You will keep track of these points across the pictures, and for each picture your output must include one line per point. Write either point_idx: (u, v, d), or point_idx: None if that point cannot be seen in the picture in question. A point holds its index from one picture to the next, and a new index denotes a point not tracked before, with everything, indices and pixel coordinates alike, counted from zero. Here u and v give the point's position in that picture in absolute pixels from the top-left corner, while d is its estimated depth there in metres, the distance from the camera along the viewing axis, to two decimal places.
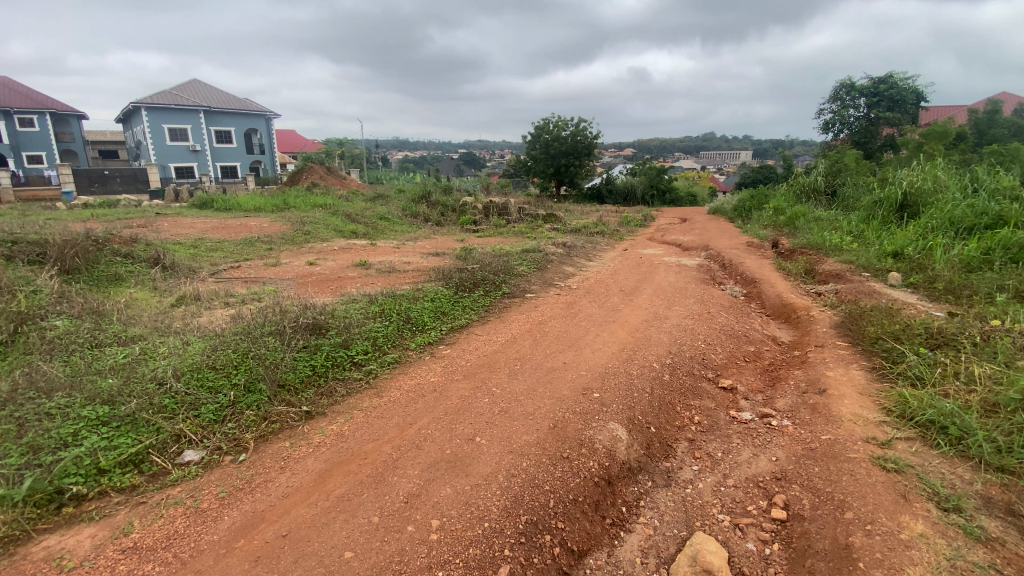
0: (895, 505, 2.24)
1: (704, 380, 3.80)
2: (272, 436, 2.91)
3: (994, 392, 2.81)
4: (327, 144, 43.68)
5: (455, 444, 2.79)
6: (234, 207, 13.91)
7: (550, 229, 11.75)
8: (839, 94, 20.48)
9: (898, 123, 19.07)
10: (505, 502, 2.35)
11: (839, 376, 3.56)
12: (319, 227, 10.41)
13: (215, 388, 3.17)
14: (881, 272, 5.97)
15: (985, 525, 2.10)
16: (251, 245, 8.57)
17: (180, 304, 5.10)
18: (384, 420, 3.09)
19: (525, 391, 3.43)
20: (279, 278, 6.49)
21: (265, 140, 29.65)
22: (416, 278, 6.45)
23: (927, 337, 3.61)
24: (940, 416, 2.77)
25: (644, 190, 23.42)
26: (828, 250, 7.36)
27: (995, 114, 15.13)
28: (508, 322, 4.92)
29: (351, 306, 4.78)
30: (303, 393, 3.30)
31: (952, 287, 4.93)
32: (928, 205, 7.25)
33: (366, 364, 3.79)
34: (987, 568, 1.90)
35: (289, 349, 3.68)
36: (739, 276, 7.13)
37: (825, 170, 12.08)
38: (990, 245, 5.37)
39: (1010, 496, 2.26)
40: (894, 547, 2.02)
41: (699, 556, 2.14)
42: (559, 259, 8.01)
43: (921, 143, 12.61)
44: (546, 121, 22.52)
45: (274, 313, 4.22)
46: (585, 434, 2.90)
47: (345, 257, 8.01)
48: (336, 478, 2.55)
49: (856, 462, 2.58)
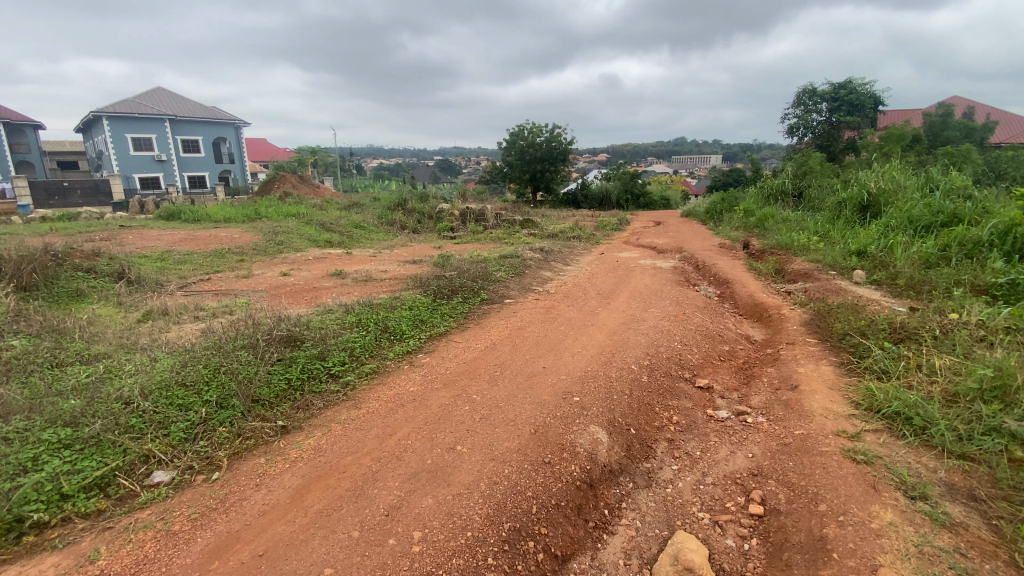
0: (865, 495, 2.31)
1: (681, 380, 3.86)
2: (246, 453, 2.84)
3: (954, 382, 2.95)
4: (300, 151, 43.09)
5: (435, 454, 2.76)
6: (203, 218, 13.53)
7: (527, 234, 11.83)
8: (802, 99, 21.02)
9: (858, 126, 19.78)
10: (488, 510, 2.33)
11: (810, 372, 3.67)
12: (292, 237, 10.23)
13: (186, 405, 3.08)
14: (846, 270, 6.18)
15: (949, 511, 2.19)
16: (221, 257, 8.36)
17: (147, 319, 4.93)
18: (362, 431, 3.05)
19: (505, 397, 3.42)
20: (251, 290, 6.36)
21: (234, 149, 29.02)
22: (394, 286, 6.38)
23: (891, 332, 3.74)
24: (905, 408, 2.88)
25: (618, 194, 23.74)
26: (796, 250, 7.58)
27: (948, 116, 15.85)
28: (488, 329, 4.92)
29: (327, 317, 4.70)
30: (278, 407, 3.23)
31: (913, 284, 5.13)
32: (887, 206, 7.54)
33: (343, 375, 3.73)
34: (953, 553, 1.97)
35: (263, 362, 3.59)
36: (712, 277, 7.30)
37: (793, 172, 12.46)
38: (945, 242, 5.61)
39: (972, 481, 2.36)
40: (865, 536, 2.09)
41: (681, 555, 2.16)
42: (537, 264, 8.06)
43: (880, 146, 13.13)
44: (519, 128, 22.64)
45: (247, 326, 4.11)
46: (566, 437, 2.91)
47: (320, 266, 7.89)
48: (315, 493, 2.50)
49: (827, 455, 2.66)
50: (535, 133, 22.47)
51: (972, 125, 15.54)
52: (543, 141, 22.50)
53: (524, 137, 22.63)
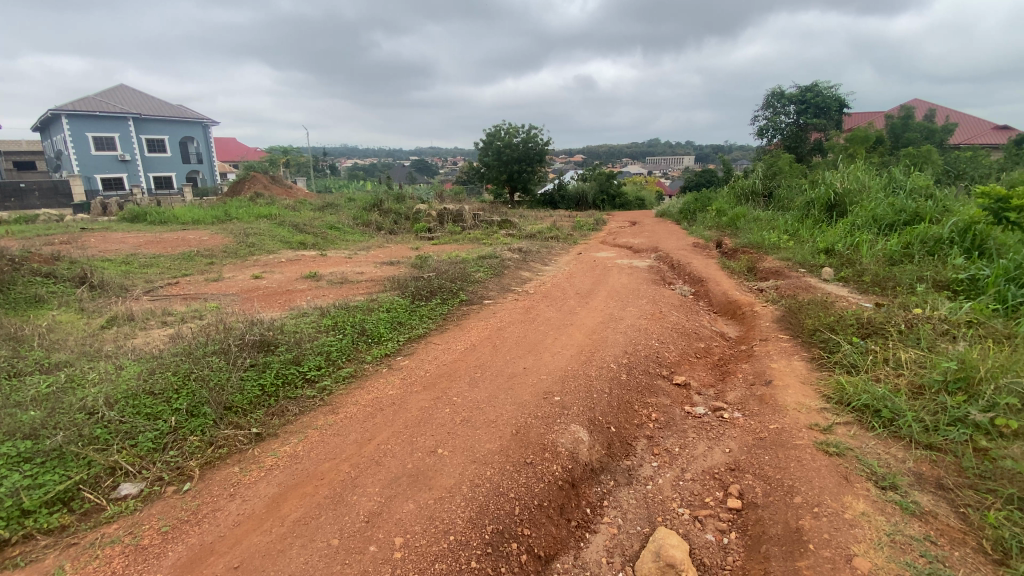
0: (838, 486, 2.38)
1: (659, 378, 3.91)
2: (219, 462, 2.76)
3: (919, 374, 3.06)
4: (271, 151, 42.18)
5: (416, 458, 2.73)
6: (170, 220, 13.11)
7: (505, 234, 11.83)
8: (770, 101, 21.56)
9: (824, 129, 20.41)
10: (470, 513, 2.31)
11: (783, 367, 3.76)
12: (265, 239, 10.00)
13: (154, 414, 2.97)
14: (815, 268, 6.37)
15: (918, 500, 2.27)
16: (190, 260, 8.10)
17: (111, 325, 4.74)
18: (340, 437, 2.99)
19: (486, 398, 3.40)
20: (222, 293, 6.18)
21: (203, 149, 28.21)
22: (370, 288, 6.29)
23: (859, 327, 3.87)
24: (873, 401, 2.97)
25: (595, 195, 23.97)
26: (767, 249, 7.77)
27: (909, 119, 16.49)
28: (467, 330, 4.89)
29: (302, 320, 4.60)
30: (252, 414, 3.14)
31: (878, 280, 5.32)
32: (853, 205, 7.80)
33: (319, 380, 3.65)
34: (923, 541, 2.04)
35: (235, 368, 3.49)
36: (687, 275, 7.42)
37: (763, 173, 12.78)
38: (908, 240, 5.84)
39: (939, 471, 2.45)
40: (840, 526, 2.14)
41: (662, 552, 2.18)
42: (515, 264, 8.06)
43: (846, 147, 13.57)
44: (496, 128, 22.65)
45: (218, 331, 3.99)
46: (547, 438, 2.91)
47: (293, 268, 7.73)
48: (291, 501, 2.44)
49: (802, 448, 2.72)
50: (512, 134, 22.51)
51: (931, 127, 16.18)
52: (520, 142, 22.55)
53: (501, 138, 22.67)
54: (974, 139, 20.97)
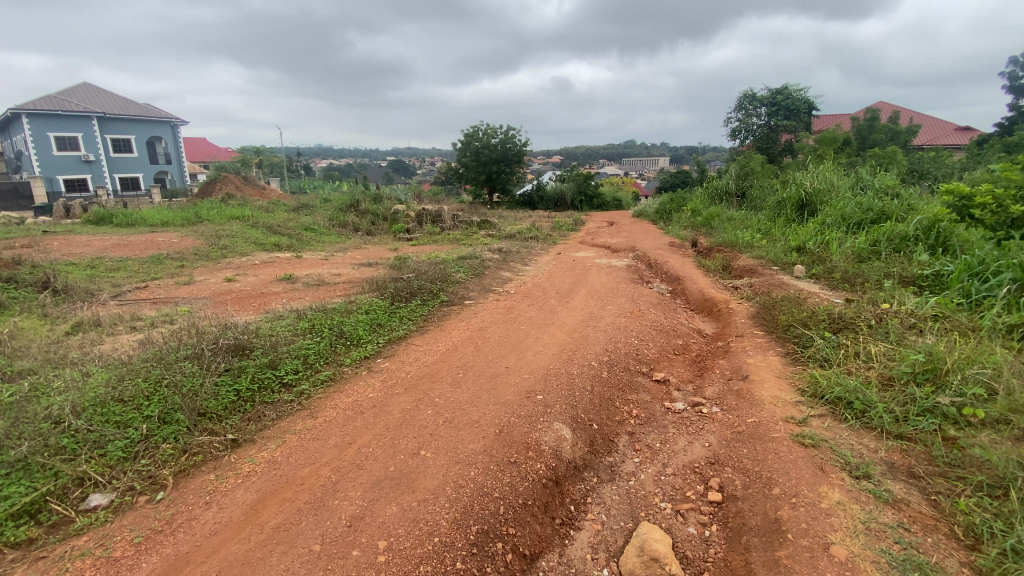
0: (815, 477, 2.44)
1: (639, 375, 3.95)
2: (194, 469, 2.68)
3: (889, 367, 3.18)
4: (243, 151, 41.23)
5: (399, 461, 2.70)
6: (138, 222, 12.69)
7: (484, 235, 11.82)
8: (742, 103, 22.04)
9: (794, 130, 20.98)
10: (455, 514, 2.29)
11: (758, 362, 3.85)
12: (238, 241, 9.76)
13: (124, 422, 2.86)
14: (787, 266, 6.54)
15: (890, 488, 2.34)
16: (159, 263, 7.85)
17: (77, 332, 4.55)
18: (320, 441, 2.94)
19: (468, 399, 3.39)
20: (194, 297, 6.01)
21: (171, 149, 27.41)
22: (348, 290, 6.20)
23: (830, 322, 3.98)
24: (846, 393, 3.07)
25: (573, 196, 24.14)
26: (741, 248, 7.94)
27: (874, 121, 17.06)
28: (448, 331, 4.86)
29: (277, 323, 4.51)
30: (227, 420, 3.06)
31: (847, 277, 5.49)
32: (822, 204, 8.03)
33: (297, 384, 3.57)
34: (896, 527, 2.11)
35: (209, 374, 3.39)
36: (664, 274, 7.53)
37: (736, 173, 13.07)
38: (876, 238, 6.04)
39: (910, 460, 2.54)
40: (817, 515, 2.20)
41: (646, 545, 2.20)
42: (496, 264, 8.06)
43: (815, 149, 13.97)
44: (474, 129, 22.64)
45: (190, 336, 3.87)
46: (530, 436, 2.91)
47: (268, 271, 7.57)
48: (271, 507, 2.38)
49: (779, 441, 2.79)
50: (490, 134, 22.51)
51: (896, 129, 16.77)
52: (499, 142, 22.57)
53: (479, 138, 22.67)
54: (935, 140, 21.85)
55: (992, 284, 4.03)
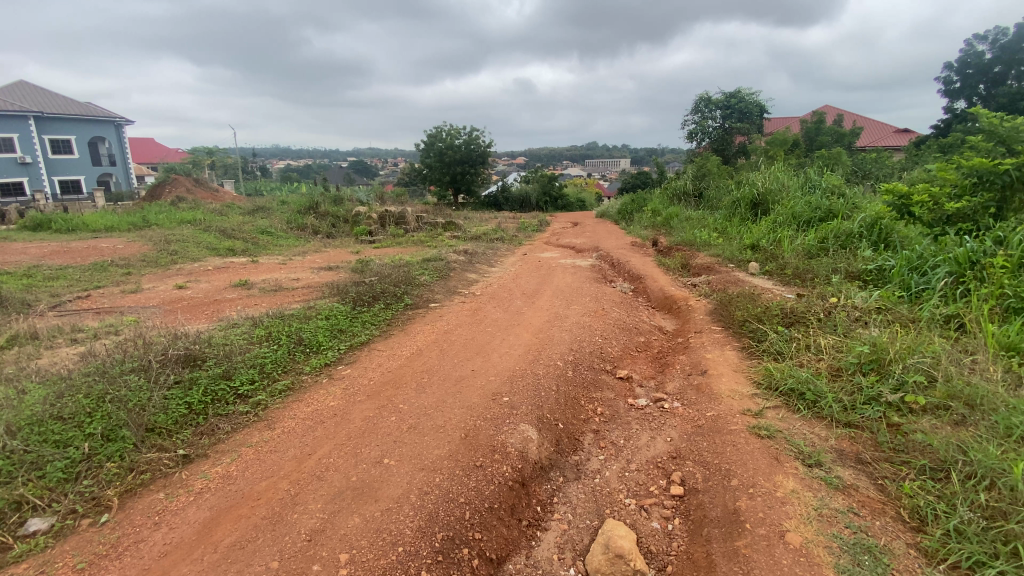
0: (770, 467, 2.53)
1: (603, 373, 4.00)
2: (142, 488, 2.54)
3: (838, 358, 3.33)
4: (195, 152, 39.54)
5: (361, 470, 2.63)
6: (79, 227, 11.94)
7: (449, 236, 11.74)
8: (698, 107, 22.71)
9: (747, 132, 21.79)
10: (419, 522, 2.25)
11: (717, 357, 3.96)
12: (189, 246, 9.32)
13: (63, 441, 2.67)
14: (742, 263, 6.77)
15: (841, 474, 2.45)
16: (103, 270, 7.41)
17: (10, 346, 4.24)
18: (278, 453, 2.83)
19: (433, 404, 3.34)
20: (142, 306, 5.70)
21: (115, 151, 25.98)
22: (308, 295, 6.03)
23: (783, 317, 4.15)
24: (798, 384, 3.20)
25: (537, 197, 24.30)
26: (699, 246, 8.17)
27: (821, 124, 17.92)
28: (412, 335, 4.79)
29: (231, 331, 4.32)
30: (178, 434, 2.91)
31: (798, 272, 5.73)
32: (775, 204, 8.37)
33: (253, 395, 3.44)
34: (847, 512, 2.21)
35: (157, 387, 3.22)
36: (627, 273, 7.67)
37: (694, 174, 13.46)
38: (824, 235, 6.34)
39: (858, 446, 2.67)
40: (773, 504, 2.28)
41: (611, 543, 2.22)
42: (461, 266, 8.01)
43: (767, 150, 14.55)
44: (438, 129, 22.49)
45: (137, 348, 3.66)
46: (496, 439, 2.90)
47: (222, 277, 7.27)
48: (225, 525, 2.27)
49: (736, 433, 2.88)
50: (453, 135, 22.38)
51: (841, 132, 17.67)
52: (462, 143, 22.47)
53: (442, 138, 22.50)
54: (877, 142, 23.17)
55: (929, 278, 4.29)
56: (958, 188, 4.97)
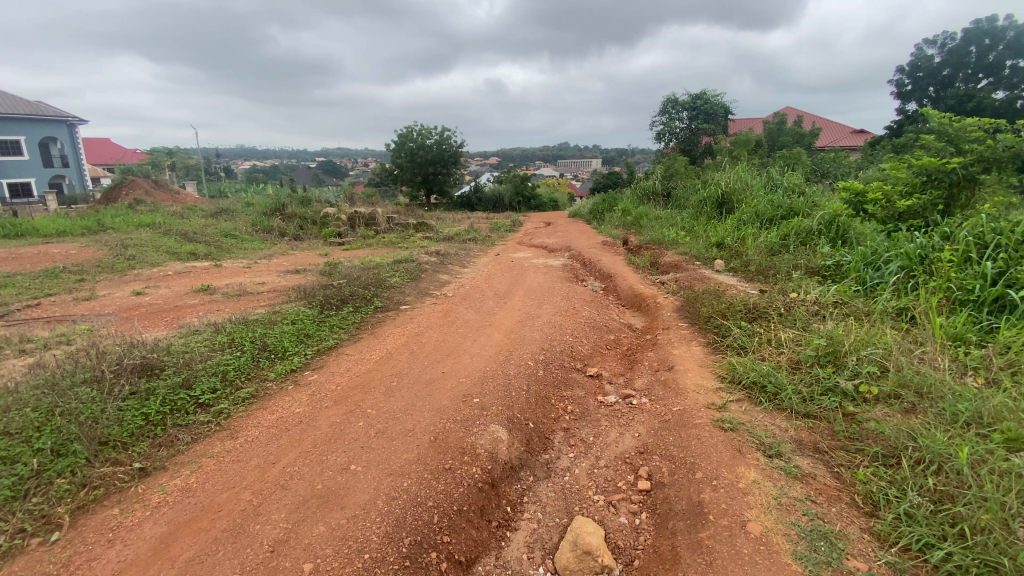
0: (733, 459, 2.60)
1: (574, 371, 4.04)
2: (96, 504, 2.43)
3: (797, 351, 3.45)
4: (155, 152, 38.12)
5: (327, 478, 2.58)
6: (28, 232, 11.35)
7: (421, 237, 11.65)
8: (666, 108, 23.16)
9: (713, 133, 22.35)
10: (386, 528, 2.22)
11: (683, 353, 4.05)
12: (148, 250, 8.98)
13: (9, 458, 2.53)
14: (709, 260, 6.94)
15: (799, 464, 2.54)
16: (54, 277, 7.07)
17: None
18: (240, 463, 2.75)
19: (402, 408, 3.30)
20: (96, 314, 5.46)
21: (68, 152, 24.82)
22: (273, 299, 5.88)
23: (746, 312, 4.26)
24: (760, 377, 3.29)
25: (510, 197, 24.37)
26: (667, 244, 8.33)
27: (783, 124, 18.51)
28: (382, 338, 4.73)
29: (192, 338, 4.18)
30: (134, 447, 2.80)
31: (761, 269, 5.91)
32: (739, 203, 8.60)
33: (214, 404, 3.33)
34: (805, 500, 2.28)
35: (111, 399, 3.08)
36: (597, 272, 7.76)
37: (662, 174, 13.72)
38: (785, 233, 6.55)
39: (815, 436, 2.77)
40: (735, 495, 2.34)
41: (579, 539, 2.24)
42: (432, 267, 7.96)
43: (731, 150, 14.95)
44: (409, 129, 22.29)
45: (89, 358, 3.50)
46: (466, 441, 2.89)
47: (183, 282, 7.04)
48: (184, 540, 2.20)
49: (701, 427, 2.94)
50: (425, 135, 22.22)
51: (801, 133, 18.29)
52: (434, 143, 22.32)
53: (413, 139, 22.31)
54: (835, 142, 24.11)
55: (882, 272, 4.48)
56: (909, 186, 5.22)
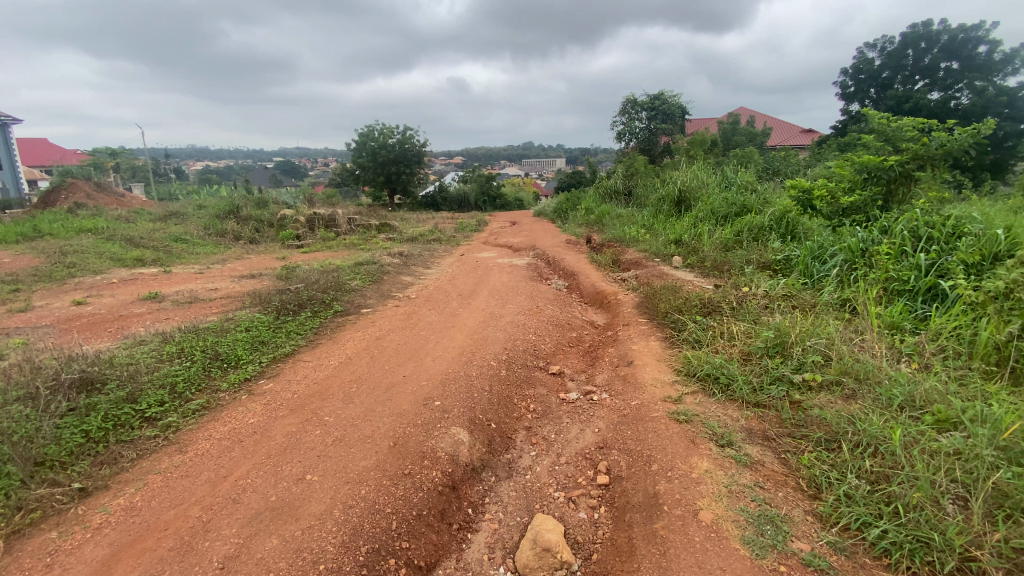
0: (687, 450, 2.69)
1: (536, 370, 4.08)
2: (31, 529, 2.29)
3: (748, 343, 3.59)
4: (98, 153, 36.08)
5: (281, 489, 2.52)
6: None
7: (383, 239, 11.46)
8: (626, 108, 23.58)
9: (671, 133, 22.92)
10: (343, 537, 2.19)
11: (642, 348, 4.15)
12: (90, 257, 8.50)
13: None
14: (667, 256, 7.12)
15: (749, 452, 2.65)
16: None
17: None
18: (189, 478, 2.65)
19: (361, 414, 3.25)
20: (31, 326, 5.13)
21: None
22: (227, 306, 5.67)
23: (701, 307, 4.40)
24: (713, 369, 3.41)
25: (475, 197, 24.31)
26: (628, 242, 8.50)
27: (736, 124, 19.17)
28: (341, 343, 4.64)
29: (138, 349, 4.00)
30: (74, 466, 2.65)
31: (716, 264, 6.11)
32: (696, 200, 8.86)
33: (162, 417, 3.19)
34: (753, 487, 2.38)
35: (47, 417, 2.90)
36: (561, 271, 7.85)
37: (623, 173, 13.98)
38: (739, 229, 6.80)
39: (764, 424, 2.89)
40: (688, 485, 2.42)
41: (538, 537, 2.27)
42: (395, 268, 7.85)
43: (689, 149, 15.37)
44: (369, 129, 21.89)
45: (22, 373, 3.29)
46: (426, 444, 2.87)
47: (129, 290, 6.69)
48: (127, 561, 2.10)
49: (658, 420, 3.03)
50: (386, 134, 21.87)
51: (754, 132, 18.99)
52: (396, 143, 22.01)
53: (374, 138, 21.93)
54: (786, 141, 25.17)
55: (826, 266, 4.72)
56: (850, 183, 5.50)
